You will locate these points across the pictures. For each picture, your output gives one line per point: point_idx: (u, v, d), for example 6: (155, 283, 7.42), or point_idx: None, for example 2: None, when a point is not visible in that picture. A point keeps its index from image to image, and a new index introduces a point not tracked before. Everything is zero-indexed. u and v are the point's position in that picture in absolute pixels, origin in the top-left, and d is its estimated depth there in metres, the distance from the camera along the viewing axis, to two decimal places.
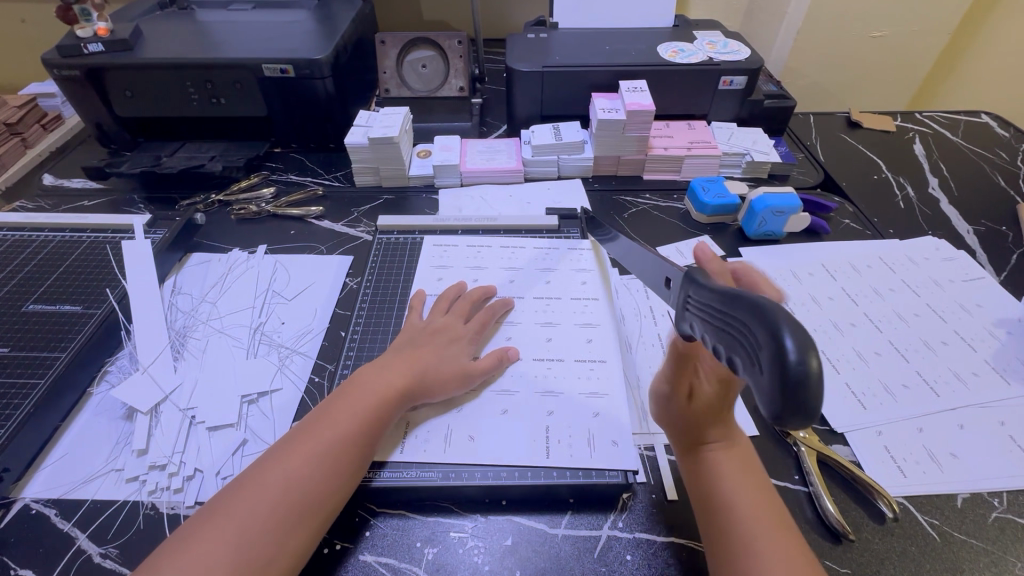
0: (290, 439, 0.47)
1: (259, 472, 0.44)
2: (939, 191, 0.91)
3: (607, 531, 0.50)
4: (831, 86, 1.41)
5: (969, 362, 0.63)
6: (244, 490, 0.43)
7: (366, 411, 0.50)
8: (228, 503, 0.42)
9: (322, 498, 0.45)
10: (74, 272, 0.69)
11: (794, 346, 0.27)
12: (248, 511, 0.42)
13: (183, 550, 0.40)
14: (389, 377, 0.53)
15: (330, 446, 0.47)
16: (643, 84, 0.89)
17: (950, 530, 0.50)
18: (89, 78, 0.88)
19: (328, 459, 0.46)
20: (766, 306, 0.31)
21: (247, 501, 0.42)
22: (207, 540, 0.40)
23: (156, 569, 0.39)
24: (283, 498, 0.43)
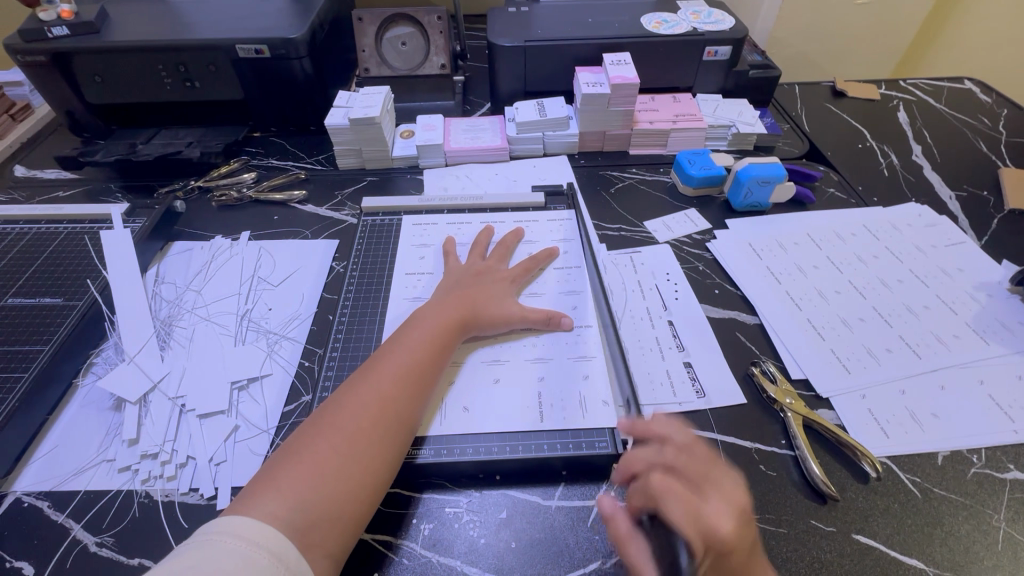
0: (366, 369, 0.51)
1: (351, 395, 0.49)
2: (922, 157, 0.92)
3: (599, 501, 0.50)
4: (816, 56, 1.40)
5: (951, 325, 0.64)
6: (338, 414, 0.47)
7: (434, 338, 0.55)
8: (330, 423, 0.46)
9: (409, 417, 0.49)
10: (51, 264, 0.68)
11: None
12: (346, 426, 0.46)
13: (290, 471, 0.43)
14: (445, 312, 0.58)
15: (406, 369, 0.51)
16: (626, 56, 0.87)
17: (930, 486, 0.51)
18: (55, 64, 0.84)
19: (409, 380, 0.50)
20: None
21: (347, 419, 0.46)
22: (316, 456, 0.44)
23: (276, 482, 0.42)
24: (377, 418, 0.47)
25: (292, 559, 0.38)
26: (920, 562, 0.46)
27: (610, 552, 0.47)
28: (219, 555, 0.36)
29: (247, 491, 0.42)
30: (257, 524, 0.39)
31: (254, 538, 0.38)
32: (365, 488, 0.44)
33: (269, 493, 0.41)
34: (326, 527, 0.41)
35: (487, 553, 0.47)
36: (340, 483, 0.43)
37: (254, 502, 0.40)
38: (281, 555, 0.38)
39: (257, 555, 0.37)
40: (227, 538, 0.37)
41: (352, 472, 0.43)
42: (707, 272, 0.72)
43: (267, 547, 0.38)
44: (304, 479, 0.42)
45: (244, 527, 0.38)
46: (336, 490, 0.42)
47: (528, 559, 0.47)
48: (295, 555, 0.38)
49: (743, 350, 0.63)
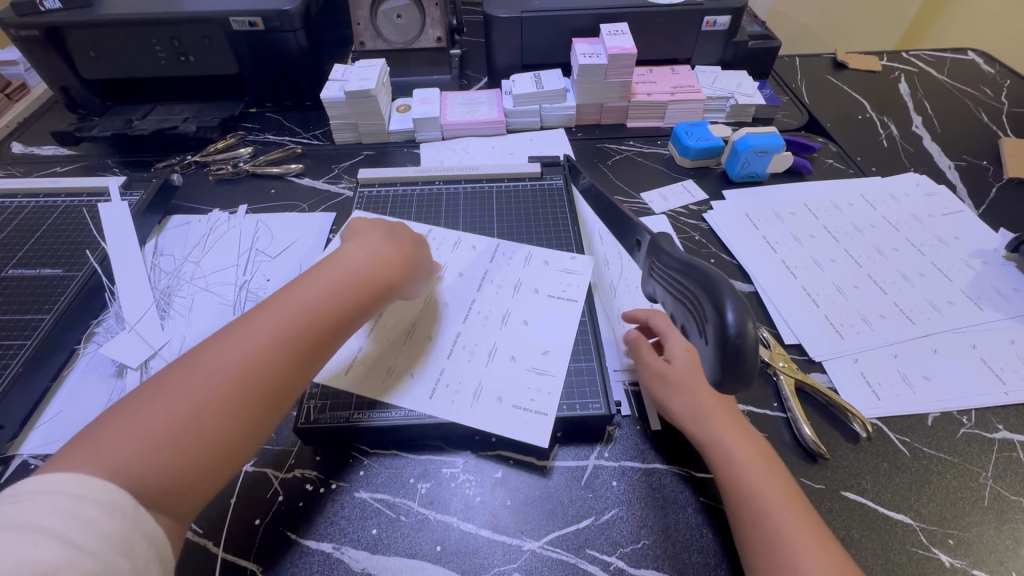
0: (253, 309, 0.43)
1: (223, 337, 0.41)
2: (922, 128, 0.91)
3: (593, 461, 0.51)
4: (818, 29, 1.38)
5: (946, 292, 0.64)
6: (198, 362, 0.39)
7: (343, 284, 0.47)
8: (188, 368, 0.38)
9: (295, 376, 0.42)
10: (51, 236, 0.68)
11: (734, 318, 0.33)
12: (204, 378, 0.38)
13: (120, 427, 0.35)
14: (373, 265, 0.50)
15: (296, 313, 0.43)
16: (623, 26, 0.86)
17: (920, 446, 0.52)
18: (49, 38, 0.84)
19: (299, 332, 0.43)
20: (715, 278, 0.36)
21: (208, 364, 0.39)
22: (158, 410, 0.36)
23: (102, 435, 0.34)
24: (247, 373, 0.39)
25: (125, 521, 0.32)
26: (908, 517, 0.47)
27: (602, 509, 0.48)
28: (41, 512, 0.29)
29: (65, 449, 0.34)
30: (82, 479, 0.31)
31: (78, 499, 0.30)
32: (218, 450, 0.37)
33: (85, 455, 0.33)
34: (163, 488, 0.34)
35: (483, 510, 0.48)
36: (187, 437, 0.36)
37: (74, 457, 0.33)
38: (114, 516, 0.31)
39: (93, 514, 0.30)
40: (57, 496, 0.30)
41: (205, 425, 0.37)
42: (703, 242, 0.72)
43: (98, 507, 0.31)
44: (134, 436, 0.35)
45: (68, 483, 0.31)
46: (177, 453, 0.35)
47: (523, 516, 0.48)
48: (129, 519, 0.32)
49: None
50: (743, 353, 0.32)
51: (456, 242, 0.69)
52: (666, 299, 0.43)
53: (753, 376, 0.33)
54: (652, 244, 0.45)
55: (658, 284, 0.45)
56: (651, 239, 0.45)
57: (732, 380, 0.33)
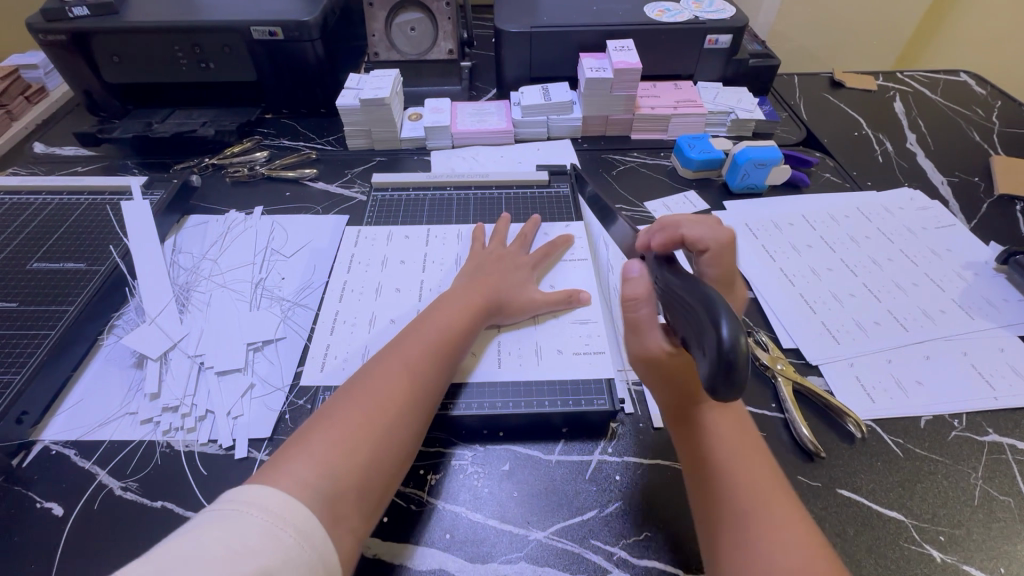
0: (399, 342, 0.52)
1: (382, 366, 0.50)
2: (915, 145, 0.94)
3: (597, 456, 0.53)
4: (816, 50, 1.43)
5: (938, 301, 0.66)
6: (370, 384, 0.48)
7: (462, 318, 0.56)
8: (361, 391, 0.47)
9: (434, 395, 0.50)
10: (75, 230, 0.70)
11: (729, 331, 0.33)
12: (377, 400, 0.46)
13: (320, 441, 0.43)
14: (469, 294, 0.58)
15: (435, 348, 0.52)
16: (629, 43, 0.90)
17: (913, 447, 0.54)
18: (75, 43, 0.87)
19: (435, 356, 0.52)
20: (714, 301, 0.36)
21: (376, 389, 0.47)
22: (348, 423, 0.44)
23: (304, 451, 0.42)
24: (405, 392, 0.48)
25: (320, 532, 0.37)
26: (901, 514, 0.49)
27: (606, 502, 0.50)
28: (246, 527, 0.34)
29: (275, 460, 0.41)
30: (285, 497, 0.37)
31: (281, 512, 0.36)
32: (395, 455, 0.45)
33: (300, 460, 0.41)
34: (351, 500, 0.41)
35: (491, 501, 0.50)
36: (368, 453, 0.43)
37: (279, 474, 0.39)
38: (310, 530, 0.37)
39: (286, 530, 0.36)
40: (253, 508, 0.36)
41: (379, 441, 0.44)
42: None
43: (294, 524, 0.36)
44: (334, 445, 0.42)
45: (272, 500, 0.37)
46: (366, 457, 0.43)
47: (529, 507, 0.50)
48: (323, 530, 0.37)
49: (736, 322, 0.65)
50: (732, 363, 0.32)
51: (458, 235, 0.73)
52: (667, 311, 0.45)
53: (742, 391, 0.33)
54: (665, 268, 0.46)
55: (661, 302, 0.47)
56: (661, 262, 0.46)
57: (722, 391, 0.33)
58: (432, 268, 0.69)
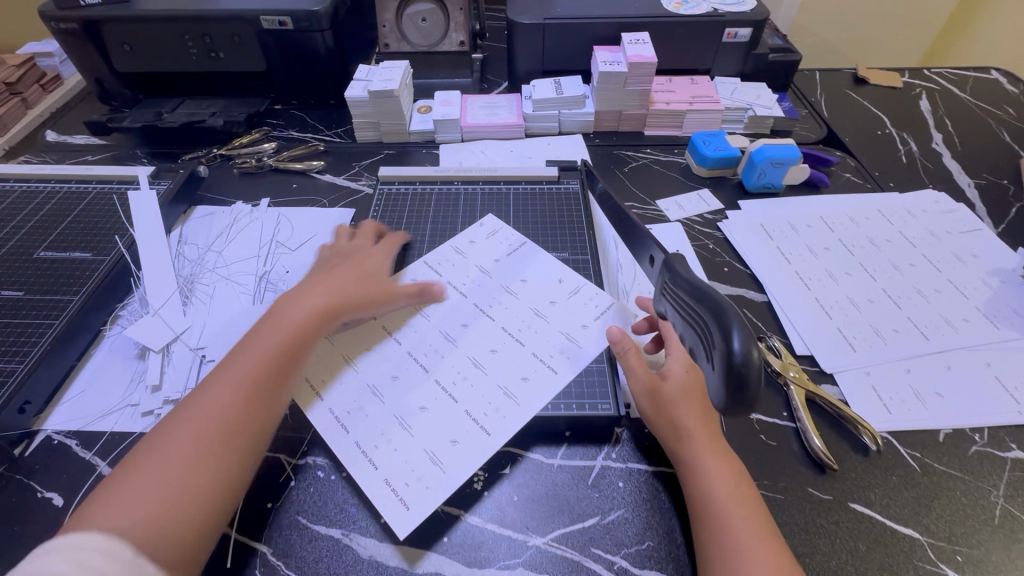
0: (236, 352, 0.49)
1: (215, 381, 0.47)
2: (941, 146, 0.91)
3: (600, 461, 0.52)
4: (839, 44, 1.39)
5: (960, 309, 0.64)
6: (196, 404, 0.45)
7: (288, 318, 0.52)
8: (187, 414, 0.45)
9: (278, 396, 0.48)
10: (82, 220, 0.70)
11: (743, 348, 0.41)
12: (201, 421, 0.44)
13: (148, 464, 0.42)
14: (312, 291, 0.54)
15: (271, 351, 0.49)
16: (645, 36, 0.87)
17: (931, 462, 0.52)
18: (87, 32, 0.87)
19: (270, 359, 0.49)
20: (724, 313, 0.43)
21: (201, 409, 0.45)
22: (180, 440, 0.43)
23: (117, 489, 0.40)
24: (242, 401, 0.46)
25: (132, 556, 0.36)
26: (915, 531, 0.47)
27: (608, 509, 0.49)
28: (50, 567, 0.34)
29: (88, 503, 0.40)
30: (92, 536, 0.37)
31: (82, 548, 0.35)
32: (224, 468, 0.43)
33: (113, 499, 0.39)
34: (173, 524, 0.39)
35: (489, 504, 0.49)
36: (188, 475, 0.41)
37: (91, 517, 0.39)
38: (118, 553, 0.36)
39: (96, 561, 0.35)
40: (58, 551, 0.35)
41: (202, 461, 0.42)
42: (717, 250, 0.72)
43: (105, 554, 0.36)
44: (162, 466, 0.42)
45: (80, 540, 0.36)
46: (193, 477, 0.41)
47: (529, 512, 0.48)
48: (138, 557, 0.37)
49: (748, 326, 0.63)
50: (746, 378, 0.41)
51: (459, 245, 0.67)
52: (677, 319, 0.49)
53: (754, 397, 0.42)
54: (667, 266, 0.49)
55: (668, 305, 0.51)
56: (663, 260, 0.49)
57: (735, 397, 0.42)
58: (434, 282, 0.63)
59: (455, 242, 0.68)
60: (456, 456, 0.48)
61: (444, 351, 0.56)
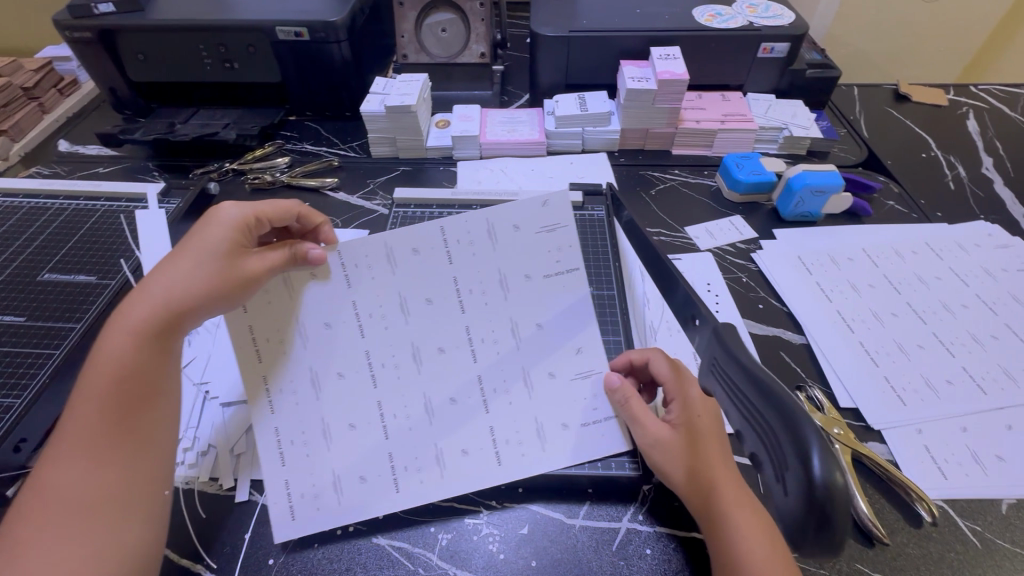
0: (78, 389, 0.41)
1: (64, 433, 0.39)
2: (992, 171, 0.85)
3: (626, 523, 0.48)
4: (876, 55, 1.33)
5: (1021, 358, 0.59)
6: (54, 466, 0.38)
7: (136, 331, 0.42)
8: (45, 487, 0.37)
9: (149, 417, 0.42)
10: (89, 240, 0.68)
11: (822, 469, 0.27)
12: (71, 484, 0.38)
13: (24, 527, 0.36)
14: (163, 292, 0.44)
15: (123, 374, 0.41)
16: (676, 50, 0.83)
17: (993, 538, 0.47)
18: (101, 40, 0.85)
19: (125, 387, 0.41)
20: (793, 414, 0.29)
21: (60, 470, 0.38)
22: (58, 487, 0.38)
23: None
24: (111, 427, 0.40)
25: None
26: None
27: None
28: None
29: None
30: None
31: None
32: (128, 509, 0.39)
33: None
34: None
35: (505, 569, 0.45)
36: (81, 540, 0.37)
37: None
38: None
39: None
40: None
41: (97, 519, 0.38)
42: (751, 285, 0.68)
43: None
44: (49, 519, 0.37)
45: None
46: (95, 542, 0.37)
47: None
48: None
49: (786, 372, 0.59)
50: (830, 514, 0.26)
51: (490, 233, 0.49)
52: (725, 407, 0.35)
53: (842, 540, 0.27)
54: (716, 336, 0.36)
55: (715, 387, 0.36)
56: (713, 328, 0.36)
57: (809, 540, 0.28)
58: (439, 267, 0.49)
59: (494, 217, 0.48)
60: (358, 496, 0.47)
61: (405, 373, 0.49)
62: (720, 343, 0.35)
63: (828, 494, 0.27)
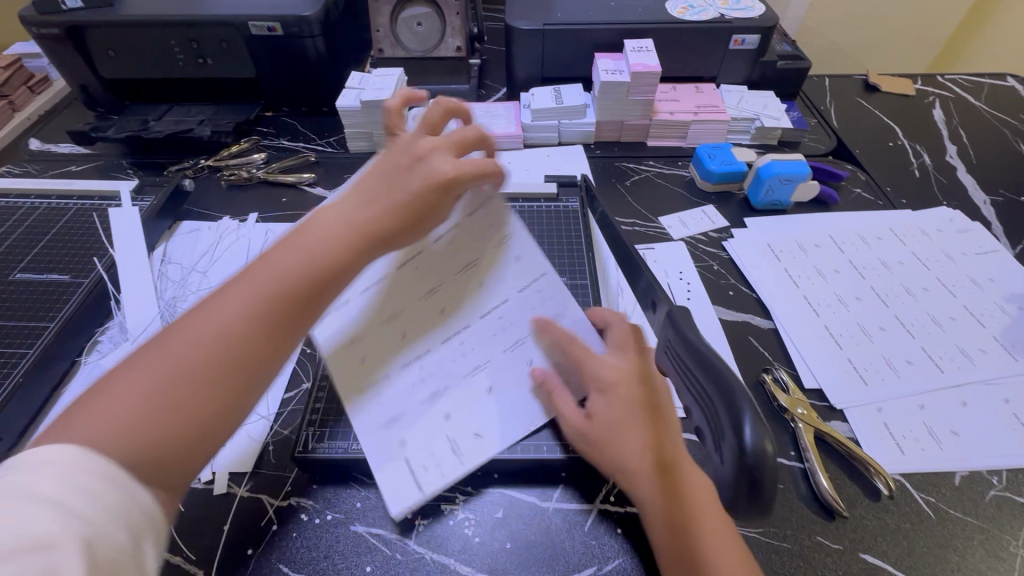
0: (249, 273, 0.41)
1: (207, 306, 0.39)
2: (956, 158, 0.87)
3: (598, 505, 0.49)
4: (848, 46, 1.35)
5: (977, 338, 0.61)
6: (189, 324, 0.38)
7: (338, 238, 0.42)
8: (163, 342, 0.37)
9: (297, 327, 0.41)
10: (61, 238, 0.68)
11: (753, 441, 0.31)
12: (184, 347, 0.37)
13: (130, 377, 0.35)
14: (361, 211, 0.43)
15: (306, 271, 0.41)
16: (649, 43, 0.84)
17: (947, 508, 0.49)
18: (70, 37, 0.83)
19: (286, 292, 0.40)
20: (733, 393, 0.33)
21: (185, 330, 0.38)
22: (174, 350, 0.37)
23: (86, 415, 0.34)
24: (249, 327, 0.39)
25: (125, 488, 0.31)
26: None
27: (607, 558, 0.46)
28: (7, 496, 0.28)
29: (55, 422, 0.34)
30: (69, 451, 0.31)
31: (63, 467, 0.30)
32: (224, 399, 0.37)
33: (88, 419, 0.33)
34: (164, 455, 0.34)
35: (481, 552, 0.47)
36: (172, 403, 0.35)
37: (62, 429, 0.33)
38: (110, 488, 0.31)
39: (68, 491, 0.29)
40: (36, 467, 0.29)
41: (194, 391, 0.36)
42: (722, 272, 0.69)
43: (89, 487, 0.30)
44: (158, 374, 0.36)
45: (48, 454, 0.30)
46: (184, 415, 0.35)
47: (521, 562, 0.46)
48: (130, 486, 0.32)
49: (754, 356, 0.60)
50: (760, 478, 0.31)
51: None
52: (679, 387, 0.39)
53: (768, 498, 0.32)
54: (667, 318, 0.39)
55: (671, 366, 0.39)
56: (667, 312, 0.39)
57: (746, 500, 0.33)
58: None
59: None
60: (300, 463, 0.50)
61: None
62: (671, 325, 0.38)
63: (759, 460, 0.31)
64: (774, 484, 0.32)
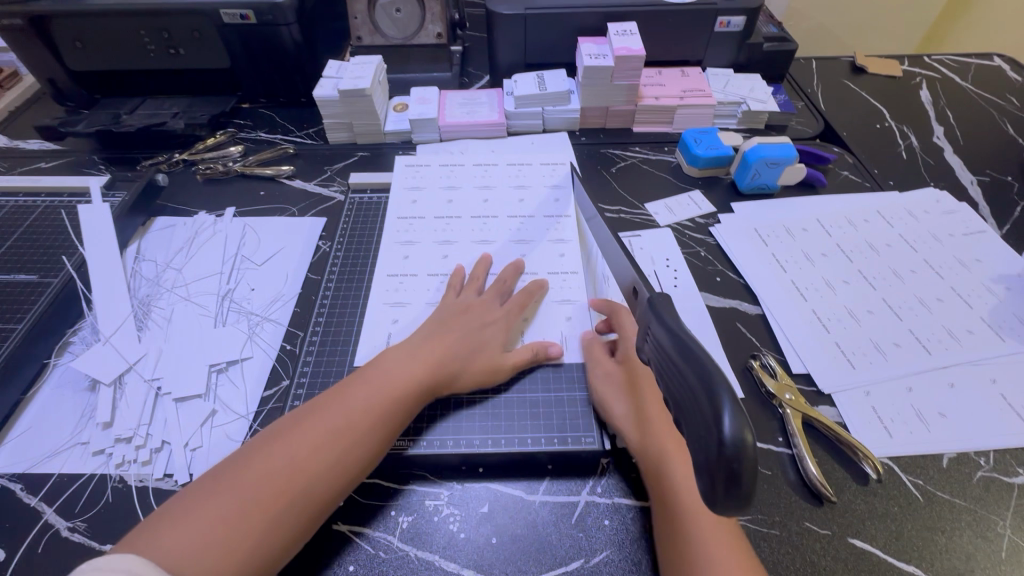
0: (317, 407, 0.47)
1: (275, 439, 0.44)
2: (943, 139, 0.87)
3: (585, 497, 0.49)
4: (835, 28, 1.34)
5: (965, 320, 0.61)
6: (262, 457, 0.43)
7: (394, 395, 0.48)
8: (239, 470, 0.42)
9: (348, 460, 0.45)
10: (29, 238, 0.67)
11: (731, 427, 0.29)
12: (256, 478, 0.42)
13: (209, 491, 0.41)
14: (413, 367, 0.50)
15: (359, 423, 0.46)
16: (632, 26, 0.82)
17: (935, 490, 0.49)
18: (34, 28, 0.80)
19: (342, 435, 0.45)
20: (712, 377, 0.31)
21: (257, 460, 0.43)
22: (248, 470, 0.42)
23: (163, 533, 0.38)
24: (310, 454, 0.43)
25: None
26: (918, 568, 0.44)
27: (595, 550, 0.45)
28: None
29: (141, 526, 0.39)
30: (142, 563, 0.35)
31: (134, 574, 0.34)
32: (282, 521, 0.41)
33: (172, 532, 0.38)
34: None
35: (466, 547, 0.46)
36: (236, 525, 0.39)
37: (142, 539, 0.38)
38: None
39: None
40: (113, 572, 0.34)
41: (258, 512, 0.40)
42: (709, 258, 0.68)
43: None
44: (233, 490, 0.41)
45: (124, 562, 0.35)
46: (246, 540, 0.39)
47: (507, 556, 0.45)
48: None
49: (742, 342, 0.60)
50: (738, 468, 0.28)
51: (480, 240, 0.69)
52: (659, 377, 0.37)
53: (751, 496, 0.29)
54: (649, 306, 0.39)
55: (652, 357, 0.38)
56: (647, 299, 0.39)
57: (722, 498, 0.29)
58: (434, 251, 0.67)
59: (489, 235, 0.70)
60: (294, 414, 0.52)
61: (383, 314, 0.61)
62: (653, 312, 0.38)
63: (737, 450, 0.29)
64: (755, 479, 0.29)
